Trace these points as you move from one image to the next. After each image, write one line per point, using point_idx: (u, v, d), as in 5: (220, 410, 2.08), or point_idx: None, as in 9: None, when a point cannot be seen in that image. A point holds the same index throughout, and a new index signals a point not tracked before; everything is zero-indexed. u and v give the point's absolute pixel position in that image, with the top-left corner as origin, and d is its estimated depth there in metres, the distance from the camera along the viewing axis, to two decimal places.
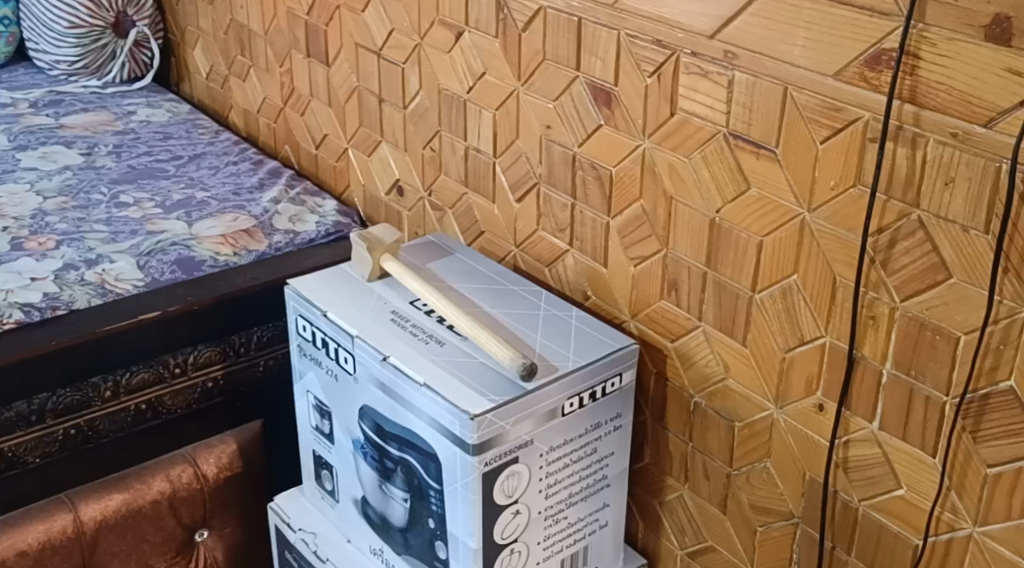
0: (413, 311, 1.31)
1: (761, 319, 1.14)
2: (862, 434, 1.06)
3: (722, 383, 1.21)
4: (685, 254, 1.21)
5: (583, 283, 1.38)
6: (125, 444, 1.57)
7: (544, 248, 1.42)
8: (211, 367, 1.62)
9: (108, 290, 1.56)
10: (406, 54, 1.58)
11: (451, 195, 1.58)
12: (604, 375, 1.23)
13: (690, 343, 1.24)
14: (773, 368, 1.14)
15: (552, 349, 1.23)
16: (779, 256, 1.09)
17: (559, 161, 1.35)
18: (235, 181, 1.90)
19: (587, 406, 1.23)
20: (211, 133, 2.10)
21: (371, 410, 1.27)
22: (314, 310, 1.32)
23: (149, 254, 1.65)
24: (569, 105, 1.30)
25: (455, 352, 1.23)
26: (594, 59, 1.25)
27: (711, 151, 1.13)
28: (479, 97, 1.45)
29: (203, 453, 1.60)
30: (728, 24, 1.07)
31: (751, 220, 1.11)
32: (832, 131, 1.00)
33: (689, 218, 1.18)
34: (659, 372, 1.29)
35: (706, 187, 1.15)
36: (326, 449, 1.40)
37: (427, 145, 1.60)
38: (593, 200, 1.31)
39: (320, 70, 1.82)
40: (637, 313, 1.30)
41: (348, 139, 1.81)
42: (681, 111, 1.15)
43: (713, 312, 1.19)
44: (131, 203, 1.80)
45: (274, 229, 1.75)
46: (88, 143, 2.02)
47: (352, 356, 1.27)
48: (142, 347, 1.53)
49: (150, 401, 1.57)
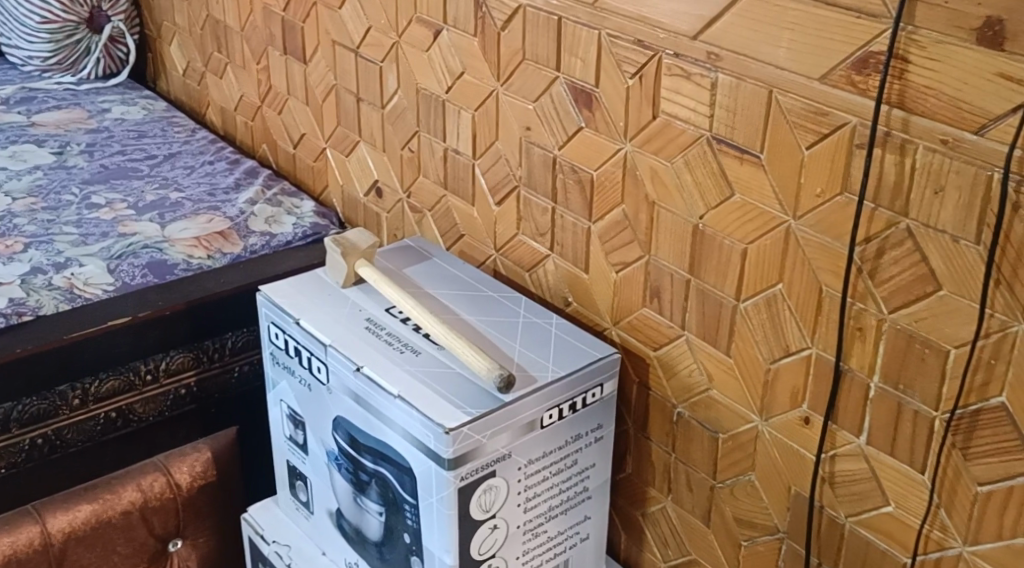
0: (388, 318, 1.27)
1: (745, 329, 1.10)
2: (848, 448, 1.03)
3: (705, 393, 1.18)
4: (667, 261, 1.17)
5: (563, 289, 1.34)
6: (93, 453, 1.54)
7: (525, 253, 1.39)
8: (184, 374, 1.59)
9: (77, 295, 1.52)
10: (383, 53, 1.54)
11: (430, 197, 1.54)
12: (585, 386, 1.19)
13: (673, 352, 1.20)
14: (758, 379, 1.10)
15: (530, 359, 1.19)
16: (763, 264, 1.06)
17: (539, 164, 1.31)
18: (210, 181, 1.86)
19: (567, 417, 1.19)
20: (187, 132, 2.06)
21: (345, 421, 1.23)
22: (286, 318, 1.28)
23: (120, 258, 1.61)
24: (548, 106, 1.27)
25: (431, 362, 1.19)
26: (574, 60, 1.21)
27: (693, 155, 1.10)
28: (458, 97, 1.41)
29: (175, 461, 1.57)
30: (711, 24, 1.03)
31: (735, 227, 1.08)
32: (818, 136, 0.97)
33: (672, 224, 1.15)
34: (641, 381, 1.26)
35: (689, 192, 1.12)
36: (300, 459, 1.36)
37: (405, 146, 1.56)
38: (574, 205, 1.28)
39: (297, 67, 1.78)
40: (619, 321, 1.27)
41: (325, 138, 1.77)
42: (663, 114, 1.12)
43: (696, 320, 1.16)
44: (102, 205, 1.76)
45: (249, 231, 1.71)
46: (59, 142, 1.97)
47: (325, 366, 1.24)
48: (111, 354, 1.50)
49: (120, 409, 1.54)
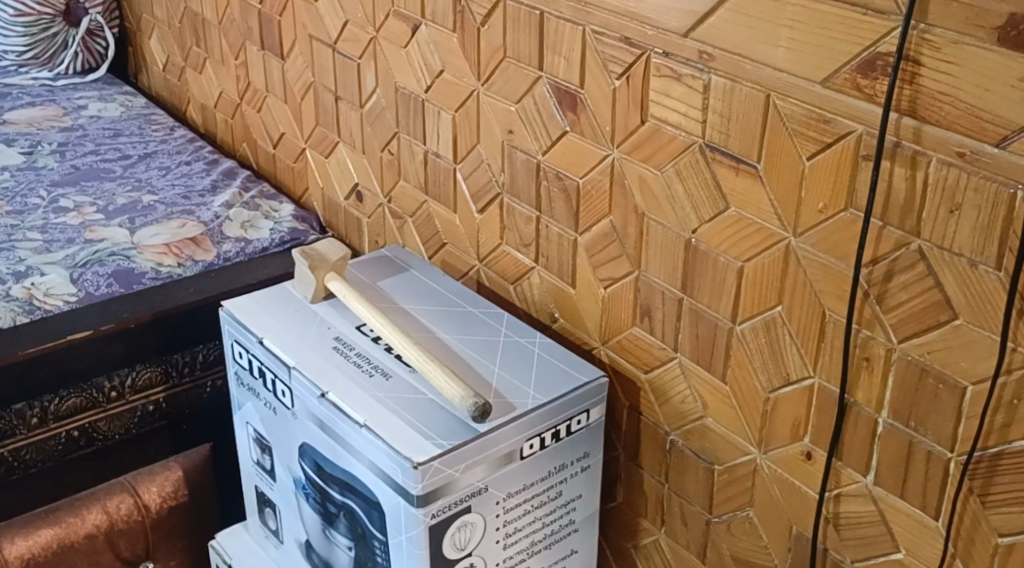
0: (359, 337, 1.18)
1: (741, 354, 1.01)
2: (854, 488, 0.93)
3: (700, 421, 1.08)
4: (658, 278, 1.08)
5: (549, 303, 1.25)
6: (55, 473, 1.45)
7: (509, 264, 1.29)
8: (152, 390, 1.50)
9: (36, 307, 1.44)
10: (361, 49, 1.44)
11: (411, 203, 1.45)
12: (569, 412, 1.10)
13: (666, 376, 1.11)
14: (755, 408, 1.01)
15: (510, 384, 1.10)
16: (761, 284, 0.96)
17: (522, 170, 1.22)
18: (186, 182, 1.77)
19: (549, 447, 1.10)
20: (166, 129, 1.97)
21: (311, 448, 1.14)
22: (249, 337, 1.19)
23: (84, 266, 1.52)
24: (531, 108, 1.17)
25: (402, 387, 1.10)
26: (558, 58, 1.11)
27: (685, 164, 1.00)
28: (437, 97, 1.32)
29: (144, 481, 1.49)
30: (704, 21, 0.94)
31: (730, 243, 0.98)
32: (820, 146, 0.87)
33: (663, 237, 1.05)
34: (632, 405, 1.17)
35: (681, 204, 1.02)
36: (268, 485, 1.28)
37: (385, 148, 1.46)
38: (559, 215, 1.18)
39: (275, 63, 1.69)
40: (609, 340, 1.17)
41: (305, 138, 1.68)
42: (653, 118, 1.02)
43: (689, 342, 1.07)
44: (70, 208, 1.67)
45: (223, 237, 1.62)
46: (30, 141, 1.88)
47: (289, 389, 1.15)
48: (72, 369, 1.41)
49: (83, 427, 1.45)
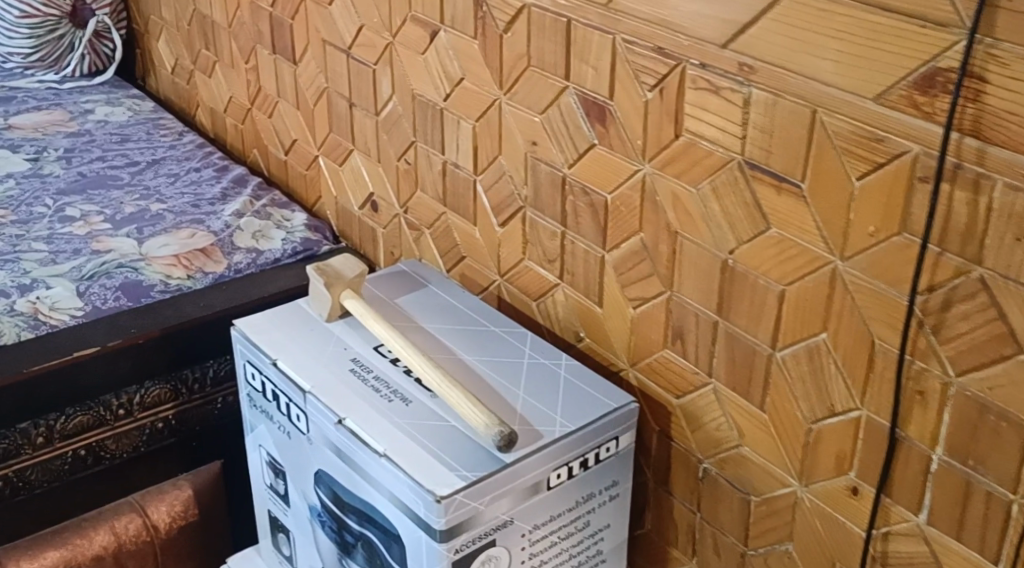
0: (377, 359, 1.13)
1: (782, 382, 0.95)
2: (905, 527, 0.88)
3: (735, 450, 1.03)
4: (692, 299, 1.02)
5: (575, 322, 1.19)
6: (62, 493, 1.41)
7: (532, 280, 1.24)
8: (161, 407, 1.46)
9: (42, 322, 1.39)
10: (376, 54, 1.39)
11: (428, 214, 1.39)
12: (597, 440, 1.05)
13: (699, 401, 1.06)
14: (796, 439, 0.96)
15: (535, 410, 1.05)
16: (804, 309, 0.91)
17: (547, 183, 1.16)
18: (195, 190, 1.72)
19: (577, 476, 1.05)
20: (174, 134, 1.92)
21: (327, 475, 1.10)
22: (262, 358, 1.14)
23: (91, 279, 1.47)
24: (557, 119, 1.12)
25: (423, 413, 1.05)
26: (586, 68, 1.06)
27: (722, 181, 0.95)
28: (457, 105, 1.26)
29: (152, 500, 1.45)
30: (744, 31, 0.88)
31: (771, 266, 0.93)
32: (871, 166, 0.82)
33: (697, 257, 1.00)
34: (662, 430, 1.12)
35: (717, 224, 0.97)
36: (281, 510, 1.23)
37: (402, 157, 1.41)
38: (586, 230, 1.13)
39: (286, 67, 1.63)
40: (637, 362, 1.12)
41: (317, 145, 1.62)
42: (688, 132, 0.97)
43: (725, 368, 1.01)
44: (76, 218, 1.63)
45: (234, 247, 1.57)
46: (36, 147, 1.84)
47: (304, 414, 1.10)
48: (79, 387, 1.37)
49: (90, 446, 1.41)
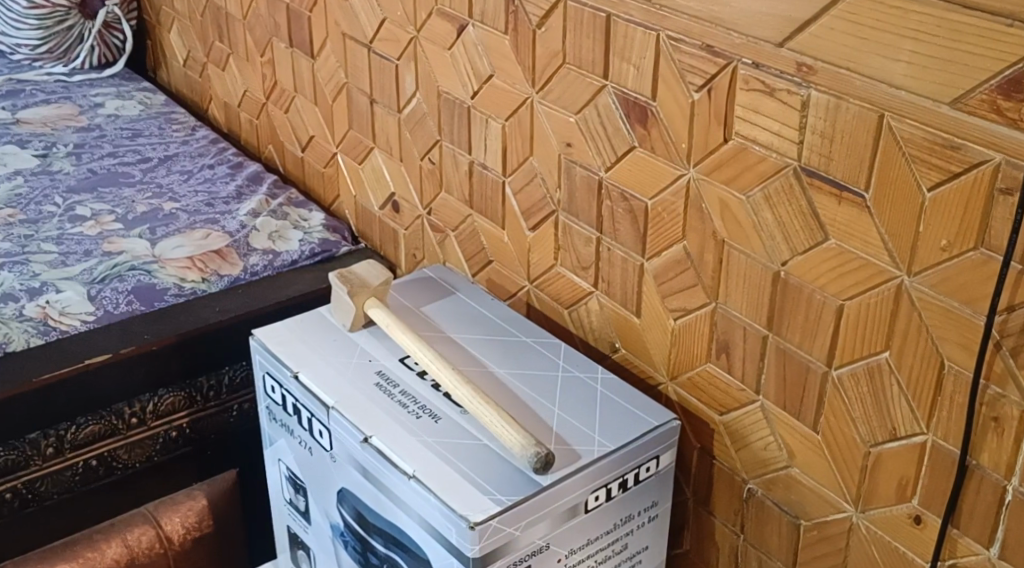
0: (403, 372, 1.08)
1: (839, 401, 0.90)
2: (973, 560, 0.83)
3: (784, 471, 0.98)
4: (740, 312, 0.97)
5: (610, 332, 1.14)
6: (73, 505, 1.36)
7: (563, 287, 1.18)
8: (176, 415, 1.40)
9: (52, 328, 1.34)
10: (400, 49, 1.33)
11: (453, 216, 1.34)
12: (638, 460, 0.99)
13: (745, 419, 1.00)
14: (853, 463, 0.90)
15: (572, 428, 0.99)
16: (865, 326, 0.86)
17: (582, 188, 1.10)
18: (208, 188, 1.67)
19: (616, 498, 0.99)
20: (187, 129, 1.86)
21: (352, 494, 1.04)
22: (282, 371, 1.09)
23: (102, 282, 1.42)
24: (594, 120, 1.06)
25: (454, 431, 1.00)
26: (627, 66, 1.00)
27: (775, 188, 0.89)
28: (485, 104, 1.21)
29: (166, 510, 1.40)
30: (804, 29, 0.82)
31: (828, 279, 0.87)
32: (946, 176, 0.76)
33: (746, 268, 0.94)
34: (704, 447, 1.06)
35: (770, 233, 0.91)
36: (302, 528, 1.17)
37: (426, 156, 1.35)
38: (623, 237, 1.07)
39: (304, 62, 1.58)
40: (678, 376, 1.06)
41: (336, 142, 1.57)
42: (738, 136, 0.91)
43: (775, 385, 0.96)
44: (87, 217, 1.57)
45: (250, 248, 1.51)
46: (45, 142, 1.78)
47: (327, 430, 1.04)
48: (90, 395, 1.31)
49: (102, 456, 1.35)
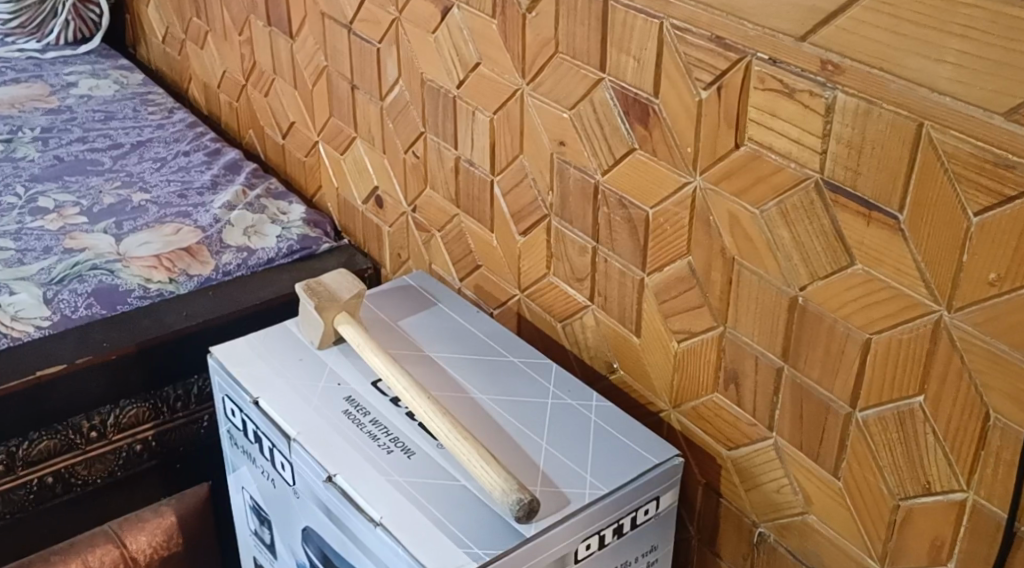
0: (375, 397, 0.97)
1: (864, 447, 0.79)
2: None
3: (800, 518, 0.87)
4: (751, 340, 0.85)
5: (607, 351, 1.02)
6: (28, 526, 1.26)
7: (556, 299, 1.07)
8: (139, 428, 1.30)
9: (3, 334, 1.23)
10: (381, 31, 1.21)
11: (439, 215, 1.22)
12: (635, 503, 0.88)
13: (756, 458, 0.89)
14: (879, 517, 0.79)
15: (562, 467, 0.89)
16: (897, 365, 0.74)
17: (575, 192, 0.99)
18: (182, 177, 1.56)
19: (610, 545, 0.89)
20: (163, 112, 1.75)
21: (316, 534, 0.94)
22: (242, 396, 0.98)
23: (61, 284, 1.31)
24: (589, 116, 0.94)
25: (429, 469, 0.89)
26: (626, 58, 0.88)
27: (794, 203, 0.77)
28: (472, 95, 1.09)
29: (130, 529, 1.34)
30: (831, 21, 0.71)
31: (853, 309, 0.76)
32: (995, 200, 0.66)
33: (758, 291, 0.83)
34: (708, 483, 0.95)
35: (786, 254, 0.79)
36: (268, 561, 1.07)
37: (409, 149, 1.24)
38: (622, 248, 0.96)
39: (282, 41, 1.46)
40: (682, 405, 0.95)
41: (317, 130, 1.45)
42: (752, 142, 0.79)
43: (790, 424, 0.84)
44: (49, 209, 1.47)
45: (223, 245, 1.40)
46: (10, 126, 1.67)
47: (289, 463, 0.94)
48: (44, 408, 1.21)
49: (58, 473, 1.25)
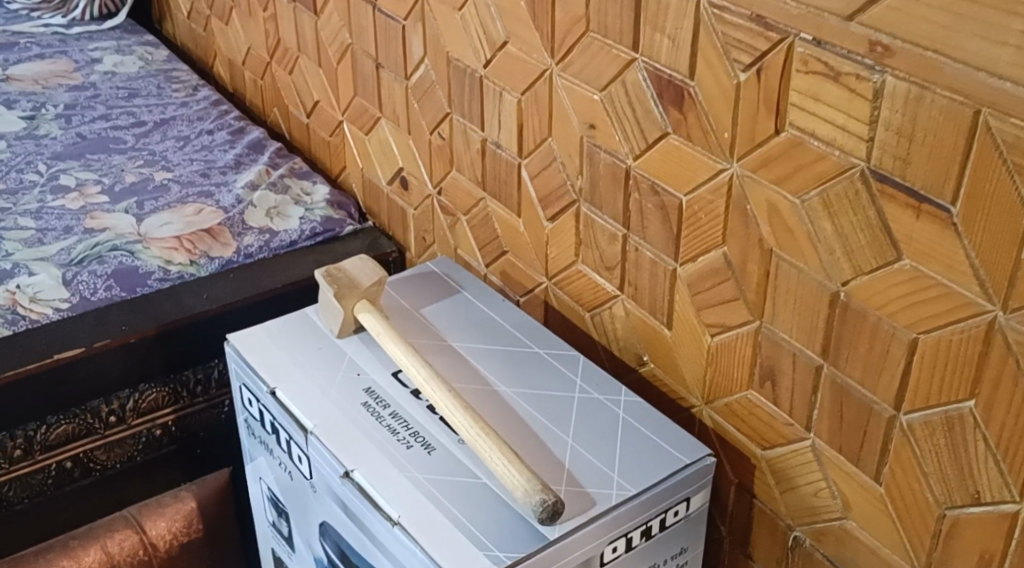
0: (395, 389, 0.93)
1: (908, 452, 0.75)
2: None
3: (838, 523, 0.83)
4: (789, 336, 0.81)
5: (637, 343, 0.98)
6: (47, 510, 1.24)
7: (584, 288, 1.03)
8: (159, 413, 1.28)
9: (21, 316, 1.21)
10: (406, 8, 1.17)
11: (465, 198, 1.18)
12: (664, 504, 0.85)
13: (792, 459, 0.85)
14: (923, 525, 0.75)
15: (588, 466, 0.85)
16: (947, 367, 0.70)
17: (605, 177, 0.94)
18: (205, 156, 1.53)
19: (638, 548, 0.85)
20: (188, 89, 1.72)
21: (333, 530, 0.91)
22: (258, 385, 0.95)
23: (80, 265, 1.29)
24: (620, 99, 0.89)
25: (450, 466, 0.86)
26: (660, 37, 0.83)
27: (837, 193, 0.73)
28: (499, 75, 1.04)
29: (150, 514, 1.28)
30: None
31: (899, 307, 0.72)
32: None
33: (797, 285, 0.79)
34: (741, 483, 0.91)
35: (828, 247, 0.75)
36: (286, 553, 1.04)
37: (435, 130, 1.20)
38: (653, 237, 0.91)
39: (307, 18, 1.42)
40: (714, 401, 0.91)
41: (341, 109, 1.42)
42: (793, 128, 0.75)
43: (829, 425, 0.80)
44: (71, 188, 1.44)
45: (245, 227, 1.37)
46: (34, 102, 1.65)
47: (306, 457, 0.91)
48: (61, 392, 1.19)
49: (77, 457, 1.23)
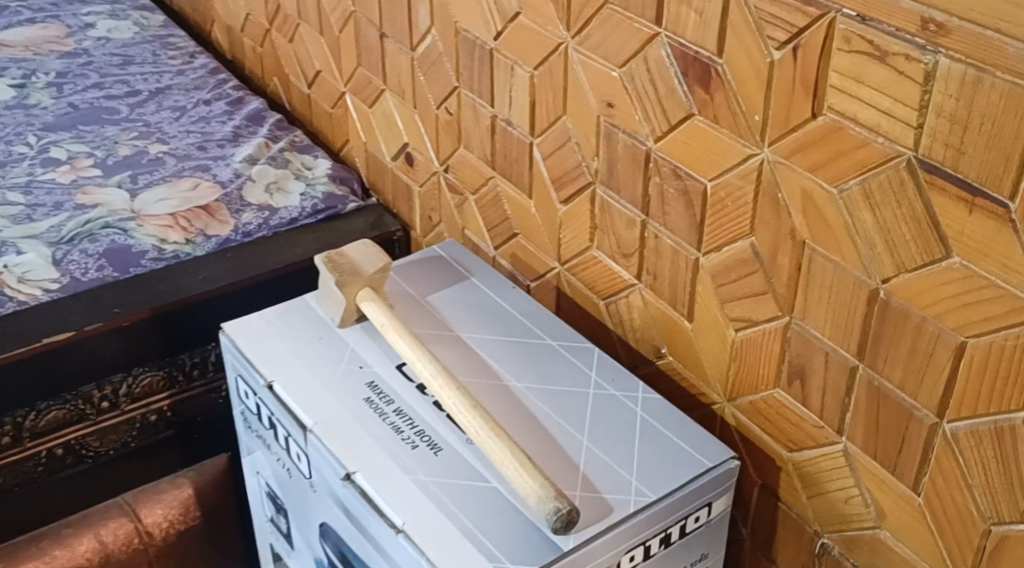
0: (400, 384, 0.88)
1: (951, 462, 0.69)
2: None
3: (871, 532, 0.78)
4: (822, 334, 0.76)
5: (655, 334, 0.93)
6: (38, 498, 1.19)
7: (599, 274, 0.97)
8: (153, 398, 1.22)
9: (9, 297, 1.16)
10: None
11: (473, 177, 1.12)
12: (685, 510, 0.80)
13: (822, 463, 0.80)
14: (965, 540, 0.70)
15: (604, 470, 0.80)
16: (998, 373, 0.65)
17: (624, 158, 0.89)
18: (201, 128, 1.47)
19: (656, 555, 0.80)
20: (184, 56, 1.66)
21: (334, 532, 0.86)
22: (255, 378, 0.89)
23: (71, 243, 1.24)
24: (642, 76, 0.83)
25: (457, 468, 0.80)
26: (686, 11, 0.77)
27: (880, 183, 0.67)
28: (510, 47, 0.98)
29: (146, 502, 1.22)
30: None
31: (947, 309, 0.66)
32: None
33: (832, 280, 0.73)
34: (765, 485, 0.86)
35: (869, 240, 0.69)
36: (285, 551, 1.00)
37: (442, 104, 1.14)
38: (675, 224, 0.86)
39: None
40: (737, 398, 0.86)
41: (343, 81, 1.35)
42: (832, 112, 0.69)
43: (864, 429, 0.75)
44: (62, 161, 1.38)
45: (243, 204, 1.32)
46: (24, 70, 1.59)
47: (305, 455, 0.86)
48: (52, 377, 1.14)
49: (69, 444, 1.18)
